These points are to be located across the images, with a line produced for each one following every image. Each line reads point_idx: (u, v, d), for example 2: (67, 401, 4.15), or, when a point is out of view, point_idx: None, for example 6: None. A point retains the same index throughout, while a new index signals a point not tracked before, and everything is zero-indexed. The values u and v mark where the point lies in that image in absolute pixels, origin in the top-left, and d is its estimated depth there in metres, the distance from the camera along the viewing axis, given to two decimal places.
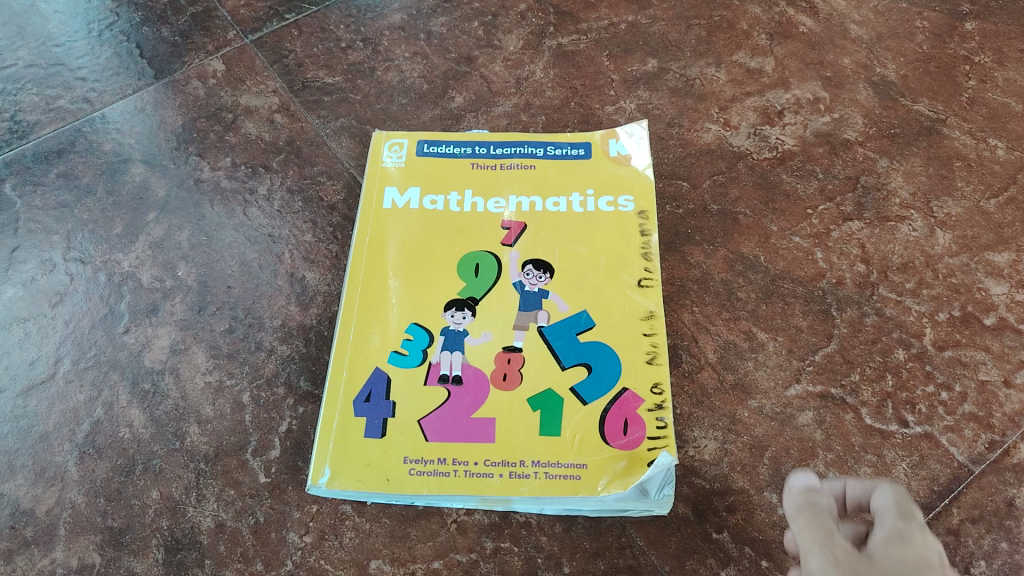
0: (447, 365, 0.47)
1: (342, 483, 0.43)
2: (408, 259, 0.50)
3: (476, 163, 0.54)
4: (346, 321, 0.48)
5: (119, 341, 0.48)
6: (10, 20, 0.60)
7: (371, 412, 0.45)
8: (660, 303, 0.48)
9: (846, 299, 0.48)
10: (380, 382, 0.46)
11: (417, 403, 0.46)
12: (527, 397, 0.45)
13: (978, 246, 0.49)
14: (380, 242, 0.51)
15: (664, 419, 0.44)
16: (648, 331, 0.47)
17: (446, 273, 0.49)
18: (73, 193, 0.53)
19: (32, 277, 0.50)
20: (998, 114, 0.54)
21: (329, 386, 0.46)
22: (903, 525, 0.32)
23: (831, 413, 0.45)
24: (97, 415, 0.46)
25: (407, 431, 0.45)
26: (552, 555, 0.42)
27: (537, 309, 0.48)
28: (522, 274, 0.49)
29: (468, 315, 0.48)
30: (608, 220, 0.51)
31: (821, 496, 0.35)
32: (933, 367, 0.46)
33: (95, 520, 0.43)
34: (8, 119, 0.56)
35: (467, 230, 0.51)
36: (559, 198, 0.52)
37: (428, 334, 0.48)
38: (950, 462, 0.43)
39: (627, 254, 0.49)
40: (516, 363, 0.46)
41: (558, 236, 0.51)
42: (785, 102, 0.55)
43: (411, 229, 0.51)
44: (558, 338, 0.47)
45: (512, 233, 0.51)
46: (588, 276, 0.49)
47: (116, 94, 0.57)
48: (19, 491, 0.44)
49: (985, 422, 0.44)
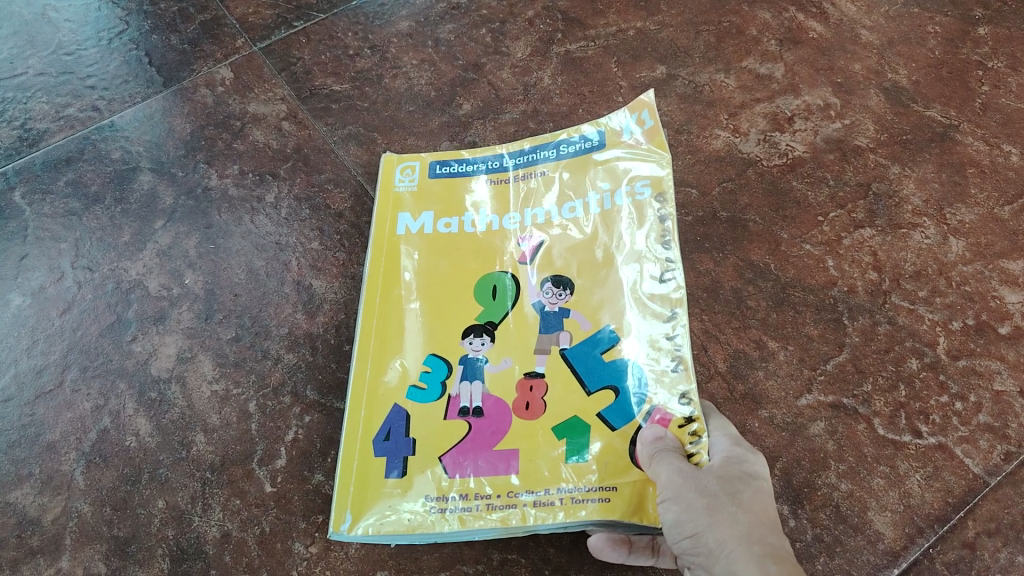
0: (467, 397, 0.44)
1: (363, 530, 0.41)
2: (424, 285, 0.48)
3: (490, 179, 0.52)
4: (363, 354, 0.46)
5: (126, 349, 0.48)
6: (20, 29, 0.60)
7: (391, 450, 0.43)
8: (682, 302, 0.45)
9: (858, 308, 0.47)
10: (400, 417, 0.44)
11: (437, 438, 0.43)
12: (552, 424, 0.43)
13: (992, 254, 0.49)
14: (396, 270, 0.49)
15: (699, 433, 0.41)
16: (675, 337, 0.44)
17: (464, 297, 0.47)
18: (82, 202, 0.53)
19: (41, 285, 0.50)
20: (1013, 119, 0.53)
21: (347, 426, 0.44)
22: (739, 451, 0.38)
23: (843, 423, 0.44)
24: (104, 423, 0.46)
25: (428, 466, 0.43)
26: (560, 567, 0.42)
27: (558, 330, 0.45)
28: (541, 294, 0.47)
29: (487, 340, 0.46)
30: (625, 215, 0.48)
31: (667, 441, 0.40)
32: (947, 377, 0.45)
33: (101, 530, 0.43)
34: (19, 128, 0.56)
35: (484, 249, 0.49)
36: (575, 200, 0.50)
37: (447, 364, 0.45)
38: (965, 473, 0.42)
39: (647, 255, 0.47)
40: (538, 390, 0.44)
41: (576, 245, 0.48)
42: (796, 108, 0.55)
43: (424, 255, 0.49)
44: (581, 360, 0.44)
45: (531, 249, 0.49)
46: (607, 287, 0.46)
47: (125, 102, 0.57)
48: (26, 500, 0.44)
49: (1001, 433, 0.44)
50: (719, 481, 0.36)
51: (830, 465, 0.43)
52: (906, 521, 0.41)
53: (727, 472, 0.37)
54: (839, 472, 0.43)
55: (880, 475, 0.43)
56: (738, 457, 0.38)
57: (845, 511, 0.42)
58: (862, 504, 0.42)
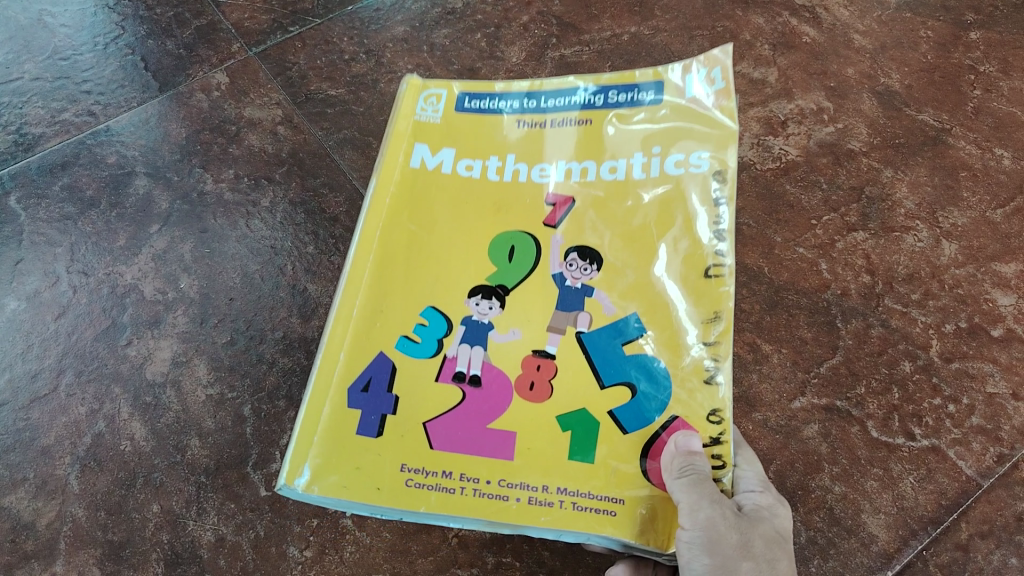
0: (465, 362, 0.41)
1: (321, 488, 0.40)
2: (429, 231, 0.44)
3: (522, 121, 0.46)
4: (354, 292, 0.43)
5: (121, 353, 0.49)
6: (15, 33, 0.59)
7: (369, 404, 0.41)
8: (728, 305, 0.40)
9: (851, 310, 0.48)
10: (384, 369, 0.42)
11: (425, 404, 0.41)
12: (557, 412, 0.40)
13: (984, 257, 0.49)
14: (401, 210, 0.45)
15: (727, 460, 0.39)
16: (712, 343, 0.39)
17: (472, 254, 0.43)
18: (77, 206, 0.53)
19: (36, 290, 0.50)
20: (1005, 123, 0.53)
21: (321, 365, 0.42)
22: (770, 501, 0.39)
23: (836, 426, 0.45)
24: (99, 428, 0.47)
25: (410, 432, 0.41)
26: (553, 569, 0.44)
27: (578, 309, 0.41)
28: (564, 265, 0.42)
29: (496, 306, 0.42)
30: (667, 189, 0.42)
31: (702, 459, 0.37)
32: (940, 380, 0.46)
33: (96, 534, 0.44)
34: (14, 133, 0.55)
35: (504, 202, 0.44)
36: (613, 161, 0.44)
37: (445, 321, 0.42)
38: (957, 476, 0.44)
39: (692, 239, 0.41)
40: (546, 372, 0.41)
41: (607, 219, 0.43)
42: (788, 113, 0.54)
43: (432, 194, 0.45)
44: (599, 348, 0.41)
45: (556, 212, 0.43)
46: (637, 270, 0.41)
47: (121, 107, 0.56)
48: (21, 504, 0.45)
49: (993, 435, 0.45)
50: (761, 542, 0.36)
51: (823, 468, 0.44)
52: (899, 524, 0.43)
53: (766, 530, 0.37)
54: (832, 474, 0.44)
55: (873, 478, 0.44)
56: (768, 507, 0.38)
57: (838, 513, 0.43)
58: (856, 506, 0.44)
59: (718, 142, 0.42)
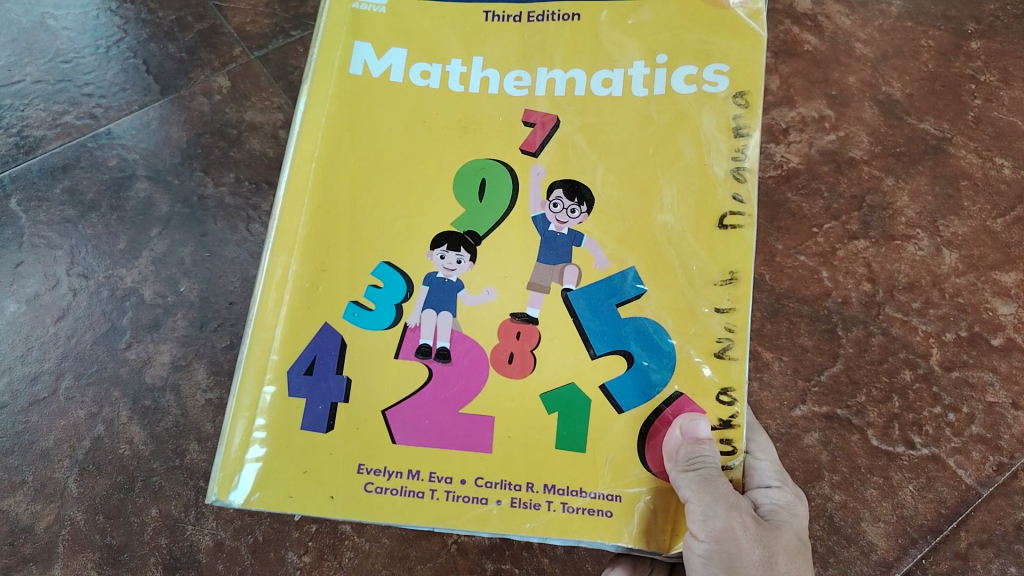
0: (430, 332, 0.37)
1: (262, 498, 0.35)
2: (383, 152, 0.39)
3: (492, 14, 0.40)
4: (288, 243, 0.38)
5: (121, 356, 0.49)
6: (17, 36, 0.55)
7: (313, 388, 0.37)
8: (747, 265, 0.36)
9: (852, 319, 0.48)
10: (331, 338, 0.37)
11: (381, 388, 0.37)
12: (543, 393, 0.36)
13: (985, 266, 0.49)
14: (342, 128, 0.39)
15: (738, 445, 0.35)
16: (724, 310, 0.36)
17: (435, 176, 0.39)
18: (78, 208, 0.52)
19: (36, 292, 0.50)
20: (1005, 133, 0.51)
21: (250, 358, 0.37)
22: (789, 499, 0.38)
23: (836, 434, 0.47)
24: (97, 431, 0.48)
25: (366, 423, 0.36)
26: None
27: (565, 262, 0.37)
28: (547, 206, 0.38)
29: (466, 259, 0.38)
30: (679, 114, 0.38)
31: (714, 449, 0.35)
32: (940, 389, 0.47)
33: (95, 538, 0.46)
34: (16, 135, 0.53)
35: (470, 117, 0.39)
36: (609, 72, 0.39)
37: (404, 279, 0.38)
38: (957, 484, 0.46)
39: (704, 175, 0.37)
40: (528, 340, 0.37)
41: (602, 145, 0.38)
42: (790, 121, 0.52)
43: (382, 108, 0.40)
44: (590, 309, 0.37)
45: (538, 137, 0.39)
46: (636, 213, 0.37)
47: (122, 110, 0.54)
48: (19, 507, 0.46)
49: (993, 444, 0.47)
50: (783, 553, 0.35)
51: (823, 476, 0.47)
52: (899, 533, 0.46)
53: (788, 538, 0.36)
54: (832, 482, 0.46)
55: (873, 486, 0.46)
56: (787, 506, 0.37)
57: (838, 522, 0.46)
58: (856, 515, 0.46)
59: (742, 58, 0.38)
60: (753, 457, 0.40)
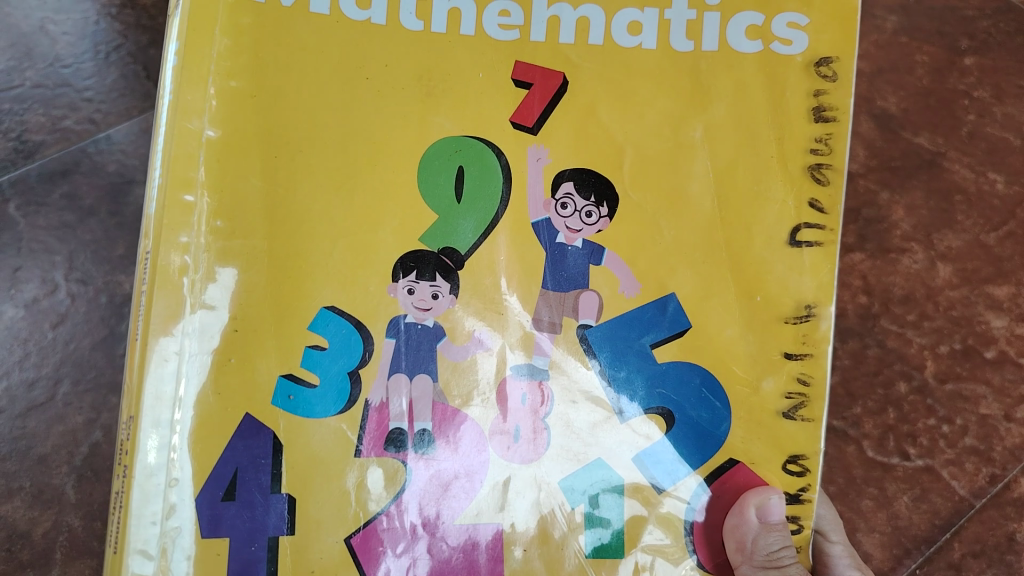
0: (405, 417, 0.36)
1: None
2: (315, 120, 0.37)
3: None
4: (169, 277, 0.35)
5: (120, 362, 0.50)
6: (17, 40, 0.53)
7: (234, 524, 0.35)
8: (827, 298, 0.37)
9: (848, 331, 0.49)
10: (256, 436, 0.35)
11: (335, 513, 0.35)
12: (564, 482, 0.36)
13: (978, 279, 0.50)
14: (245, 94, 0.37)
15: (804, 523, 0.37)
16: (803, 357, 0.37)
17: (385, 150, 0.37)
18: (76, 214, 0.51)
19: (33, 298, 0.50)
20: (998, 148, 0.52)
21: (130, 515, 0.35)
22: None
23: (833, 445, 0.48)
24: (96, 437, 0.49)
25: (326, 558, 0.35)
26: None
27: (585, 287, 0.37)
28: (556, 216, 0.38)
29: (446, 293, 0.37)
30: (747, 89, 0.38)
31: (778, 530, 0.37)
32: (935, 402, 0.48)
33: (92, 544, 0.48)
34: (13, 139, 0.52)
35: (429, 72, 0.37)
36: (639, 14, 0.38)
37: (357, 331, 0.36)
38: (951, 495, 0.47)
39: (769, 170, 0.38)
40: (532, 401, 0.37)
41: (639, 126, 0.38)
42: None
43: (298, 53, 0.37)
44: (618, 348, 0.37)
45: (530, 107, 0.38)
46: (681, 219, 0.37)
47: (122, 116, 0.53)
48: (17, 513, 0.48)
49: (986, 455, 0.48)
50: None
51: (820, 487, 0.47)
52: (893, 543, 0.47)
53: None
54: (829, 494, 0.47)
55: (868, 497, 0.47)
56: None
57: None
58: (852, 525, 0.47)
59: (824, 19, 0.38)
60: (827, 541, 0.42)
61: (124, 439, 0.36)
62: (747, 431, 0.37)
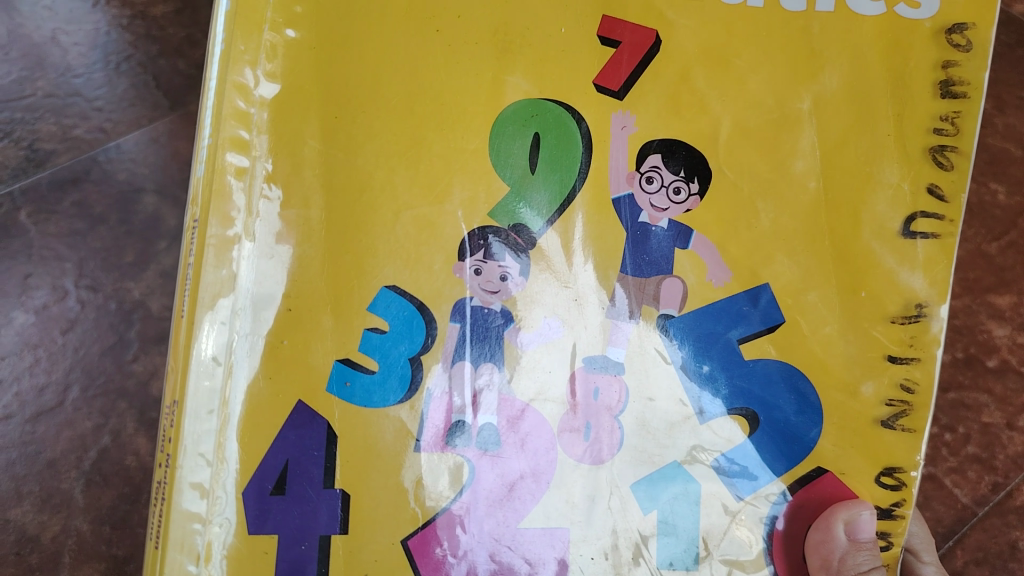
0: (473, 412, 0.37)
1: None
2: (381, 81, 0.38)
3: None
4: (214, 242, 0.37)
5: (128, 369, 0.50)
6: (29, 51, 0.54)
7: (281, 521, 0.36)
8: (939, 296, 0.37)
9: None
10: (311, 423, 0.36)
11: (391, 510, 0.36)
12: (637, 487, 0.37)
13: (979, 289, 0.50)
14: (307, 47, 0.38)
15: (894, 540, 0.37)
16: (909, 361, 0.37)
17: (448, 111, 0.38)
18: (87, 221, 0.52)
19: (44, 304, 0.51)
20: (999, 158, 0.52)
21: (172, 505, 0.35)
22: None
23: None
24: (104, 442, 0.49)
25: (381, 555, 0.36)
26: None
27: (667, 273, 0.38)
28: (639, 193, 0.38)
29: (518, 278, 0.37)
30: (866, 59, 0.38)
31: (866, 546, 0.37)
32: (937, 410, 0.49)
33: (100, 548, 0.48)
34: (25, 147, 0.52)
35: (506, 28, 0.38)
36: None
37: (419, 315, 0.37)
38: (954, 503, 0.48)
39: (883, 144, 0.38)
40: (606, 396, 0.37)
41: (744, 96, 0.38)
42: None
43: (370, 14, 0.38)
44: (701, 337, 0.38)
45: (616, 65, 0.38)
46: (779, 195, 0.38)
47: (131, 125, 0.53)
48: (26, 517, 0.48)
49: (989, 464, 0.48)
50: None
51: None
52: None
53: None
54: None
55: None
56: None
57: None
58: None
59: None
60: (918, 561, 0.43)
61: (166, 428, 0.37)
62: (840, 438, 0.37)
